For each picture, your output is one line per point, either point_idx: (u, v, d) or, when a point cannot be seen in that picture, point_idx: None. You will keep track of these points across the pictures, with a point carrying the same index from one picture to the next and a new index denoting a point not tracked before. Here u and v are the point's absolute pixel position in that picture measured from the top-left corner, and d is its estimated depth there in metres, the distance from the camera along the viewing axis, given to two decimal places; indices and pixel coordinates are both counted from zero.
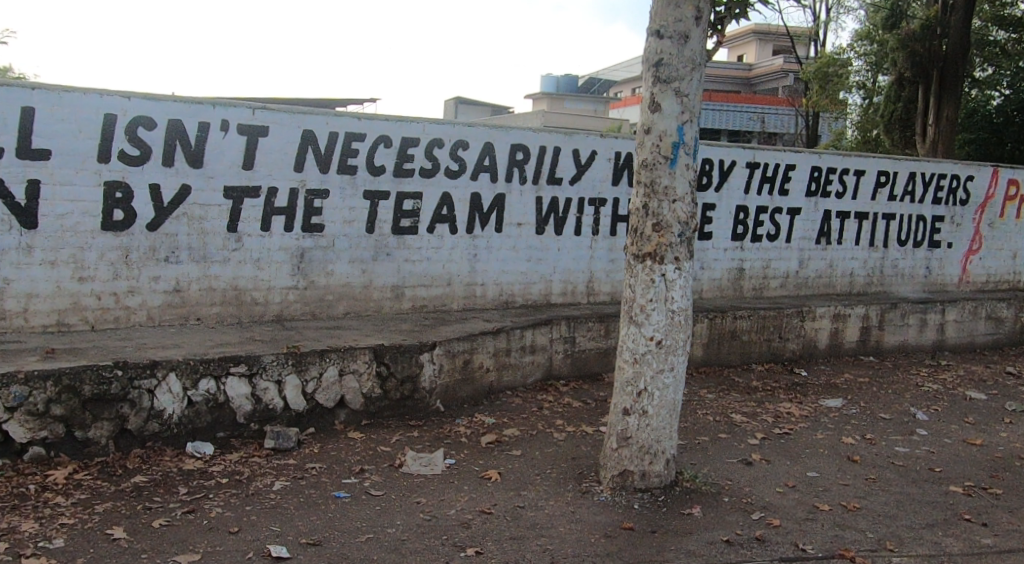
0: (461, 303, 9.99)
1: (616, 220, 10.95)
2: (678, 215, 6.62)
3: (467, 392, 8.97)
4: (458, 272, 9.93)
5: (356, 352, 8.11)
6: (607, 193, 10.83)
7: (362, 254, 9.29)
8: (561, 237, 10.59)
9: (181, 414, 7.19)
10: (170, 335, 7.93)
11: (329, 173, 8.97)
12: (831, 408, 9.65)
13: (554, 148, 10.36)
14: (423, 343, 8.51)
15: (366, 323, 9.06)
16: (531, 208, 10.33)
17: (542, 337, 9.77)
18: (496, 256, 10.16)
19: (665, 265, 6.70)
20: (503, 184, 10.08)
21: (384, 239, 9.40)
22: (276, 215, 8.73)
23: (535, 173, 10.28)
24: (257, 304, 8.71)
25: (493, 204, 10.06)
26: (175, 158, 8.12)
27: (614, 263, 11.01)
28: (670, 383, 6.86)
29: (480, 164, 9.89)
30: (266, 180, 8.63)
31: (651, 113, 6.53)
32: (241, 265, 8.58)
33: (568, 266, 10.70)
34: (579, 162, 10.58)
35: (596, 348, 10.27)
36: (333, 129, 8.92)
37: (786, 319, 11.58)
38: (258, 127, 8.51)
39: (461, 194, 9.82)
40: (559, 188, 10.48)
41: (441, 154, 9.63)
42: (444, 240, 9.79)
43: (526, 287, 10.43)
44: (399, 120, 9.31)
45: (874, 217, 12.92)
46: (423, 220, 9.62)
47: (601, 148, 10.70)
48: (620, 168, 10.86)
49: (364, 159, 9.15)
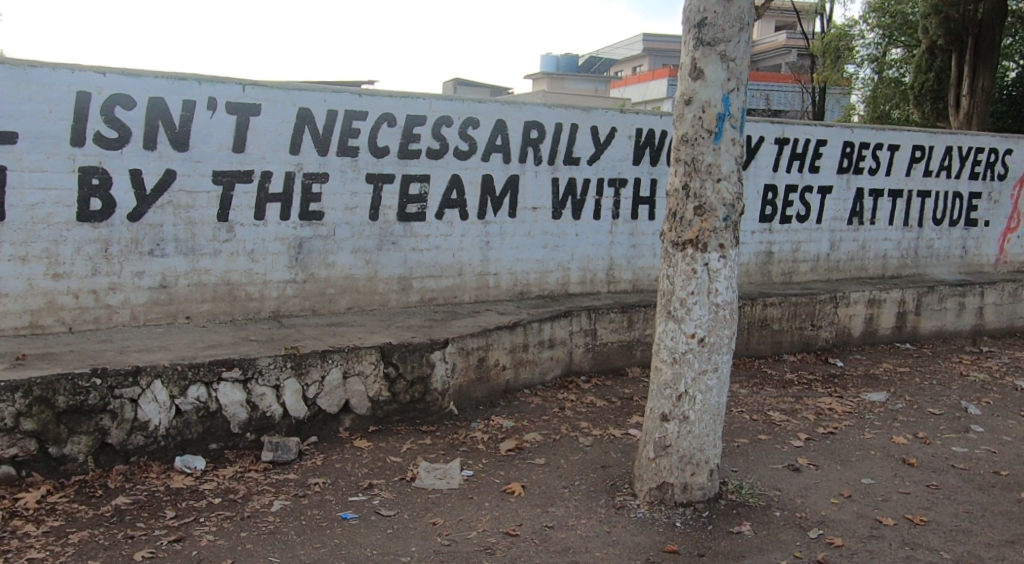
0: (473, 295, 9.26)
1: (637, 202, 10.19)
2: (723, 196, 5.87)
3: (483, 392, 8.27)
4: (470, 261, 9.19)
5: (361, 352, 7.39)
6: (627, 173, 10.07)
7: (366, 244, 8.54)
8: (579, 221, 9.84)
9: (169, 426, 6.47)
10: (156, 337, 7.19)
11: (328, 155, 8.21)
12: (875, 403, 8.92)
13: (571, 126, 9.60)
14: (435, 341, 7.79)
15: (371, 319, 8.32)
16: (547, 191, 9.58)
17: (561, 330, 9.05)
18: (510, 243, 9.42)
19: (709, 253, 5.95)
20: (517, 165, 9.32)
21: (389, 227, 8.65)
22: (271, 202, 7.98)
23: (551, 153, 9.52)
24: (252, 299, 7.97)
25: (507, 187, 9.30)
26: (157, 140, 7.35)
27: (636, 249, 10.27)
28: (714, 385, 6.13)
29: (492, 144, 9.13)
30: (259, 163, 7.87)
31: (692, 81, 5.79)
32: (233, 258, 7.84)
33: (586, 252, 9.96)
34: (599, 140, 9.81)
35: (618, 341, 9.56)
36: (332, 107, 8.17)
37: (818, 305, 10.85)
38: (249, 106, 7.74)
39: (472, 177, 9.06)
40: (577, 169, 9.72)
41: (450, 133, 8.86)
42: (454, 226, 9.04)
43: (542, 276, 9.69)
44: (403, 96, 8.54)
45: (909, 194, 12.13)
46: (431, 205, 8.87)
47: (621, 125, 9.92)
48: (641, 146, 10.10)
49: (365, 140, 8.39)
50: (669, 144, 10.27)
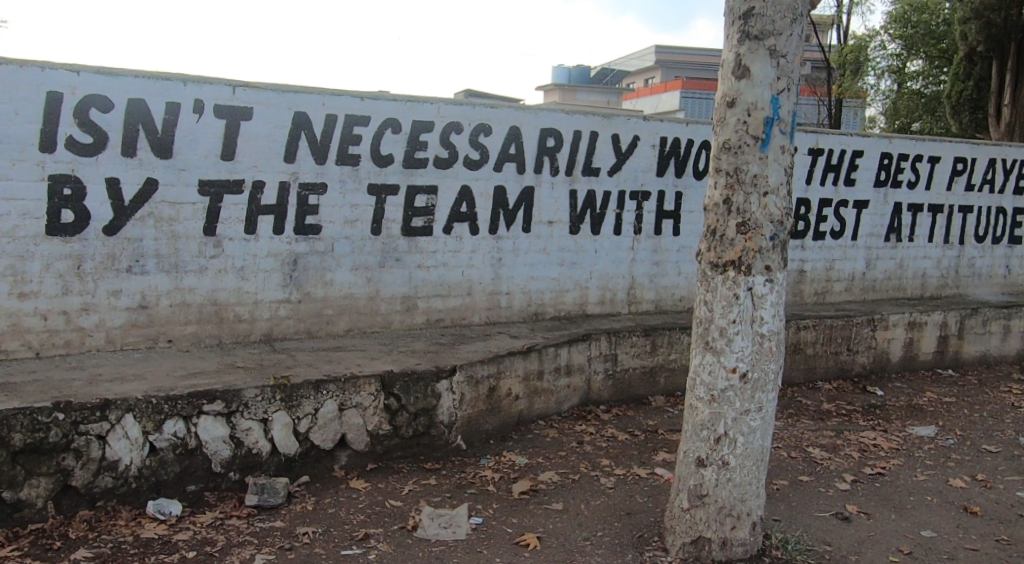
0: (483, 316, 8.54)
1: (661, 216, 9.45)
2: (770, 212, 5.15)
3: (494, 425, 7.54)
4: (480, 279, 8.47)
5: (360, 382, 6.68)
6: (650, 185, 9.34)
7: (367, 260, 7.83)
8: (598, 237, 9.11)
9: (141, 465, 5.76)
10: (132, 364, 6.49)
11: (326, 164, 7.52)
12: (922, 439, 8.15)
13: (591, 134, 8.89)
14: (441, 369, 7.08)
15: (371, 343, 7.62)
16: (565, 203, 8.86)
17: (579, 355, 8.32)
18: (524, 260, 8.69)
19: (753, 276, 5.22)
20: (532, 176, 8.61)
21: (393, 242, 7.95)
22: (263, 215, 7.28)
23: (568, 163, 8.81)
24: (241, 321, 7.27)
25: (521, 200, 8.58)
26: (137, 146, 6.67)
27: (659, 267, 9.53)
28: (757, 426, 5.40)
29: (505, 153, 8.43)
30: (250, 172, 7.18)
31: (736, 80, 5.08)
32: (221, 275, 7.14)
33: (606, 270, 9.22)
34: (620, 149, 9.10)
35: (641, 367, 8.83)
36: (331, 111, 7.49)
37: (855, 328, 10.09)
38: (240, 109, 7.06)
39: (483, 188, 8.36)
40: (597, 180, 9.00)
41: (459, 141, 8.16)
42: (464, 242, 8.33)
43: (559, 295, 8.96)
44: (409, 100, 7.85)
45: (949, 210, 11.37)
46: (438, 219, 8.16)
47: (644, 133, 9.21)
48: (666, 157, 9.37)
49: (367, 147, 7.71)
50: (696, 154, 9.54)
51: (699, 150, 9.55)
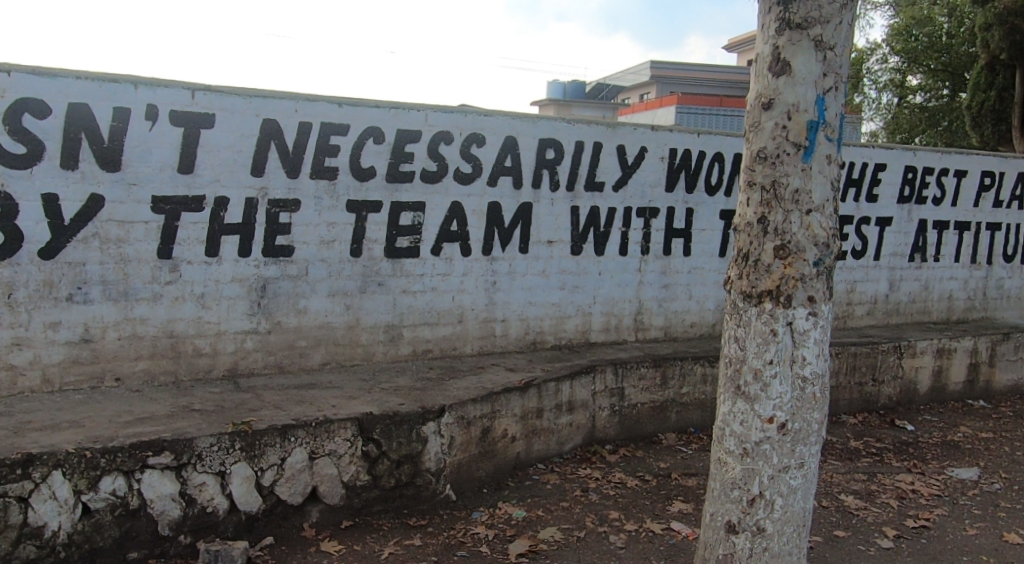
0: (476, 347, 7.71)
1: (671, 235, 8.65)
2: (815, 232, 4.34)
3: (488, 471, 6.70)
4: (473, 306, 7.65)
5: (334, 427, 5.83)
6: (659, 201, 8.54)
7: (346, 285, 7.00)
8: (602, 257, 8.30)
9: (72, 531, 4.98)
10: (71, 407, 5.65)
11: (299, 177, 6.71)
12: (965, 483, 7.35)
13: (594, 145, 8.10)
14: (428, 410, 6.24)
15: (350, 379, 6.78)
16: (566, 221, 8.05)
17: (582, 390, 7.50)
18: (521, 284, 7.87)
19: (794, 309, 4.40)
20: (530, 191, 7.81)
21: (375, 264, 7.12)
22: (227, 235, 6.45)
23: (570, 177, 8.01)
24: (201, 356, 6.44)
25: (517, 218, 7.77)
26: (79, 157, 5.86)
27: (668, 290, 8.72)
28: (799, 486, 4.57)
29: (500, 165, 7.62)
30: (212, 187, 6.35)
31: (774, 77, 4.28)
32: (178, 304, 6.31)
33: (611, 294, 8.40)
34: (626, 161, 8.30)
35: (650, 402, 8.00)
36: (305, 119, 6.68)
37: (881, 356, 9.28)
38: (200, 115, 6.23)
39: (476, 205, 7.55)
40: (601, 196, 8.20)
41: (449, 153, 7.36)
42: (454, 264, 7.51)
43: (559, 322, 8.14)
44: (393, 107, 7.05)
45: (977, 227, 10.59)
46: (426, 238, 7.34)
47: (652, 144, 8.42)
48: (676, 170, 8.59)
49: (346, 159, 6.90)
50: (708, 167, 8.75)
51: (712, 162, 8.77)
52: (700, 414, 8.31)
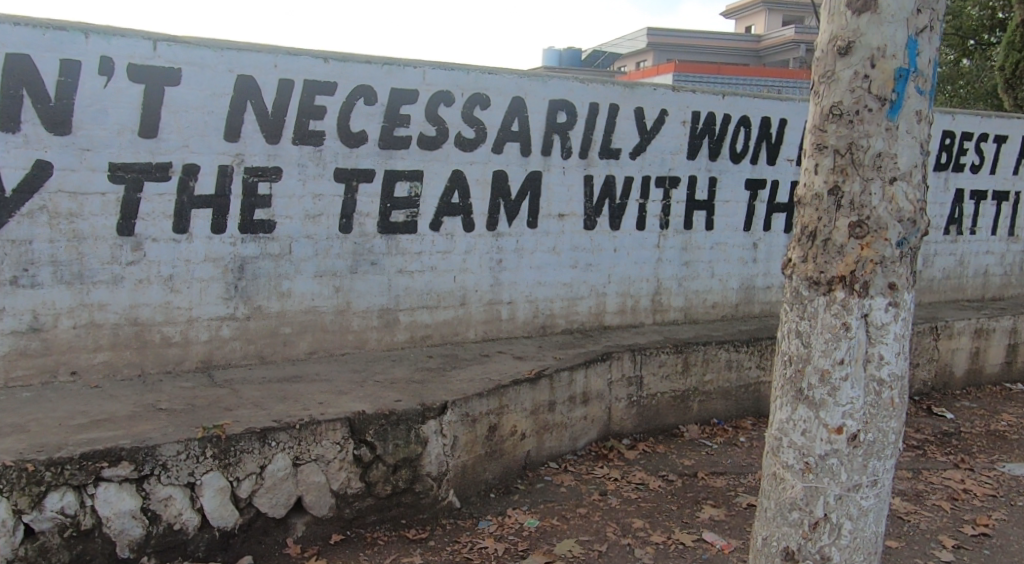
0: (479, 332, 6.97)
1: (692, 208, 7.88)
2: (899, 206, 3.58)
3: (495, 472, 6.00)
4: (476, 287, 6.90)
5: (322, 428, 5.09)
6: (680, 170, 7.76)
7: (334, 264, 6.25)
8: (618, 232, 7.54)
9: (12, 557, 4.24)
10: (16, 407, 4.91)
11: (281, 142, 5.92)
12: (1019, 481, 6.68)
13: (610, 107, 7.30)
14: (429, 407, 5.51)
15: (340, 372, 6.04)
16: (578, 193, 7.29)
17: (597, 379, 6.79)
18: (529, 262, 7.12)
19: (871, 298, 3.65)
20: (539, 159, 7.04)
21: (367, 241, 6.36)
22: (198, 208, 5.67)
23: (583, 142, 7.23)
24: (170, 345, 5.68)
25: (525, 188, 7.00)
26: (21, 118, 5.08)
27: (689, 268, 7.97)
28: (871, 507, 3.85)
29: (507, 130, 6.84)
30: (179, 153, 5.56)
31: (853, 15, 3.52)
32: (142, 287, 5.55)
33: (627, 272, 7.66)
34: (645, 126, 7.51)
35: (670, 391, 7.29)
36: (286, 75, 5.87)
37: (917, 338, 8.57)
38: (165, 70, 5.43)
39: (479, 174, 6.78)
40: (617, 164, 7.43)
41: (450, 115, 6.57)
42: (456, 240, 6.75)
43: (571, 304, 7.41)
44: (387, 63, 6.25)
45: (1015, 197, 9.85)
46: (424, 212, 6.57)
47: (673, 107, 7.62)
48: (698, 136, 7.80)
49: (334, 122, 6.10)
50: (733, 132, 7.96)
51: (737, 127, 7.98)
52: (724, 403, 7.60)
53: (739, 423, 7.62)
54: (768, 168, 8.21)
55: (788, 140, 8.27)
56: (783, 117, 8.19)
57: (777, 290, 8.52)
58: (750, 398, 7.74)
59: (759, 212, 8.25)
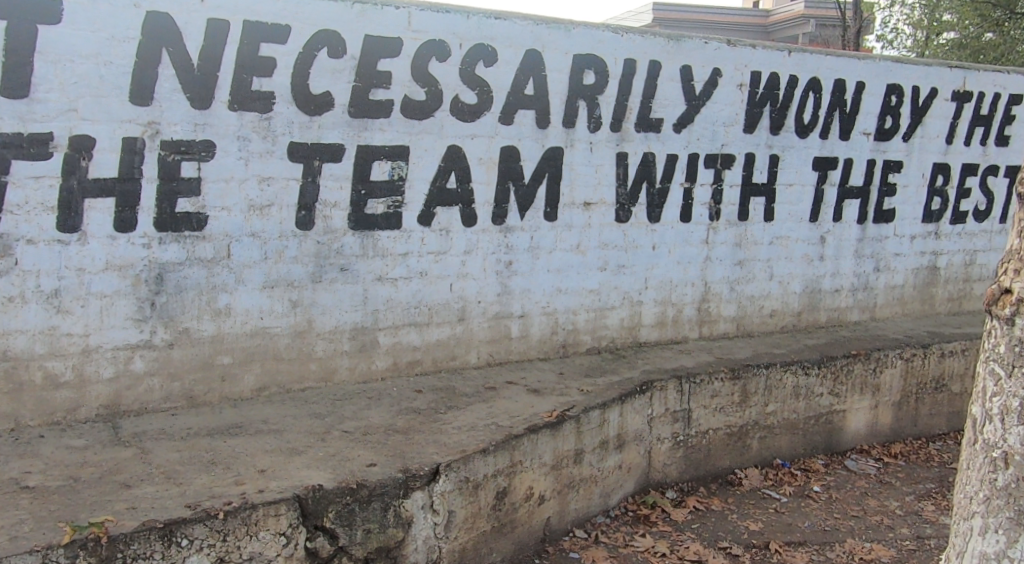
0: (482, 355, 5.44)
1: (749, 193, 6.31)
2: None
3: (505, 553, 4.48)
4: (479, 297, 5.36)
5: (258, 515, 3.53)
6: (735, 146, 6.18)
7: (290, 271, 4.72)
8: (658, 225, 5.98)
9: None
10: None
11: (212, 107, 4.36)
12: None
13: (649, 65, 5.71)
14: (413, 474, 3.97)
15: (296, 417, 4.50)
16: (609, 175, 5.71)
17: (634, 416, 5.28)
18: (546, 264, 5.57)
19: None
20: (559, 132, 5.47)
21: (334, 240, 4.82)
22: (94, 198, 4.13)
23: (616, 111, 5.65)
24: (60, 387, 4.15)
25: (541, 169, 5.44)
26: None
27: (743, 269, 6.41)
28: None
29: (518, 93, 5.26)
30: (63, 120, 4.01)
31: None
32: (14, 308, 4.02)
33: (668, 275, 6.10)
34: (693, 90, 5.91)
35: (725, 427, 5.75)
36: (217, 15, 4.31)
37: None
38: (39, 3, 3.91)
39: (483, 150, 5.21)
40: (658, 138, 5.85)
41: (444, 73, 5.00)
42: (452, 237, 5.20)
43: (599, 317, 5.87)
44: (358, 2, 4.69)
45: None
46: (410, 201, 5.02)
47: (728, 65, 6.02)
48: (759, 103, 6.20)
49: (287, 81, 4.55)
50: (801, 98, 6.36)
51: (806, 92, 6.37)
52: (790, 440, 6.05)
53: (809, 464, 6.09)
54: (841, 143, 6.61)
55: (866, 108, 6.66)
56: (861, 79, 6.58)
57: (846, 295, 6.96)
58: (822, 432, 6.18)
59: (829, 198, 6.67)
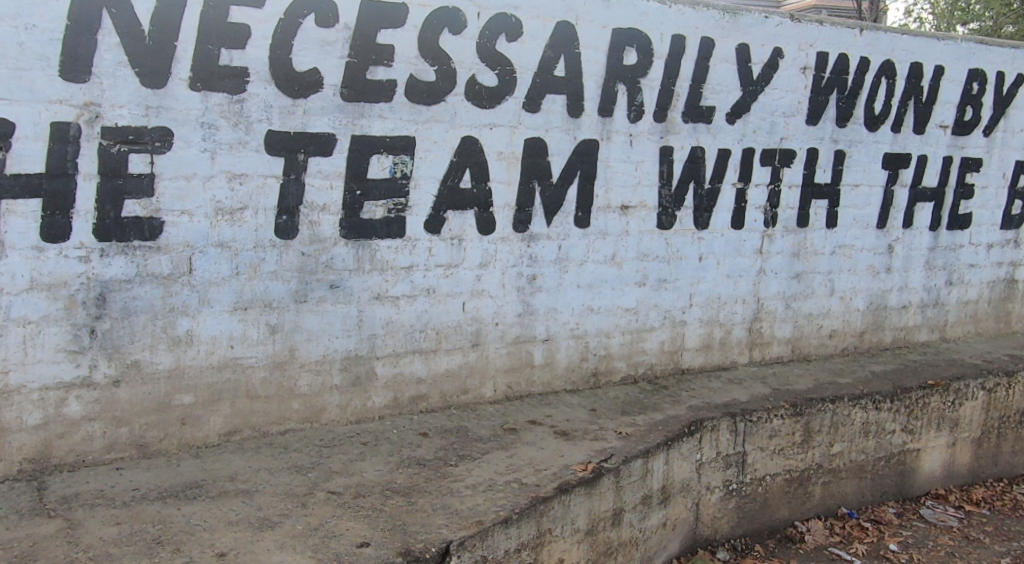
0: (499, 388, 4.57)
1: (811, 194, 5.41)
2: None
3: None
4: (496, 318, 4.48)
5: None
6: (796, 139, 5.28)
7: (267, 290, 3.84)
8: (706, 232, 5.09)
9: None
10: None
11: (169, 85, 3.49)
12: None
13: (701, 43, 4.81)
14: (416, 558, 3.10)
15: (272, 471, 3.64)
16: (651, 173, 4.82)
17: (681, 463, 4.40)
18: (575, 279, 4.69)
19: None
20: (594, 121, 4.58)
21: (322, 251, 3.94)
22: (13, 199, 3.29)
23: (660, 97, 4.75)
24: None
25: (572, 166, 4.55)
26: None
27: (801, 283, 5.52)
28: None
29: (547, 74, 4.37)
30: None
31: None
32: None
33: (716, 290, 5.21)
34: (750, 74, 5.01)
35: (784, 473, 4.88)
36: None
37: None
38: None
39: (504, 143, 4.33)
40: (708, 130, 4.95)
41: (458, 49, 4.12)
42: (466, 247, 4.31)
43: (636, 340, 4.99)
44: None
45: None
46: (416, 204, 4.14)
47: (791, 45, 5.12)
48: (825, 89, 5.30)
49: (264, 55, 3.67)
50: (872, 84, 5.46)
51: (877, 78, 5.47)
52: (858, 485, 5.18)
53: (879, 514, 5.22)
54: (915, 138, 5.71)
55: (944, 98, 5.76)
56: (940, 63, 5.67)
57: (914, 312, 6.06)
58: (893, 476, 5.31)
59: (899, 201, 5.76)
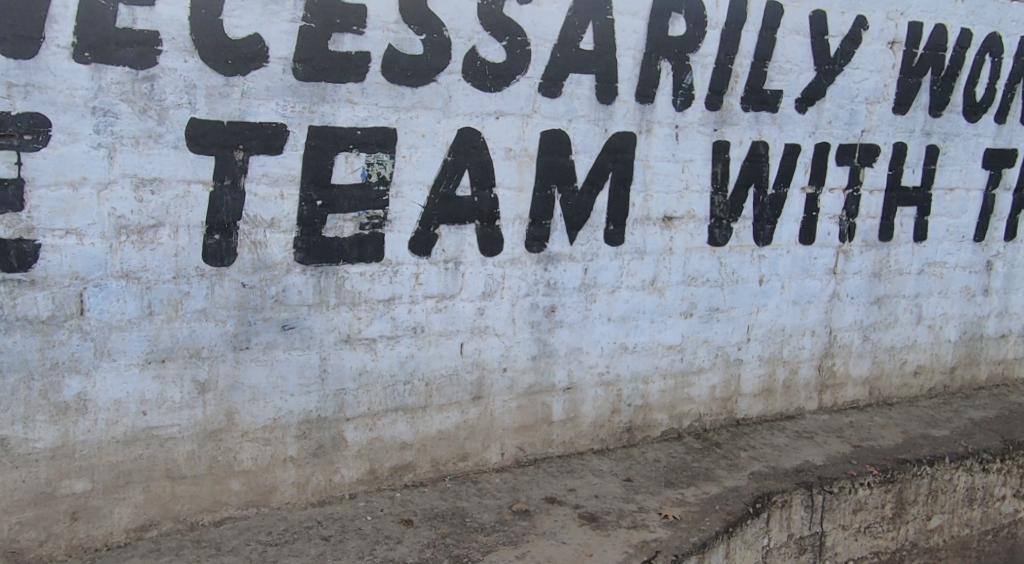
0: (508, 451, 3.56)
1: (897, 200, 4.35)
2: None
3: None
4: (504, 363, 3.47)
5: None
6: (880, 131, 4.22)
7: (193, 335, 2.84)
8: (770, 249, 4.04)
9: None
10: None
11: (40, 55, 2.50)
12: None
13: (766, 9, 3.76)
14: None
15: None
16: (702, 174, 3.78)
17: (746, 554, 3.37)
18: (606, 311, 3.67)
19: None
20: (631, 109, 3.55)
21: (269, 282, 2.94)
22: None
23: (715, 77, 3.71)
24: None
25: (602, 166, 3.52)
26: None
27: (882, 310, 4.46)
28: None
29: (570, 47, 3.35)
30: None
31: None
32: None
33: (780, 321, 4.17)
34: (826, 49, 3.96)
35: (871, 556, 3.85)
36: None
37: None
38: None
39: (514, 136, 3.31)
40: (774, 120, 3.91)
41: (453, 11, 3.10)
42: (465, 272, 3.30)
43: (681, 386, 3.96)
44: None
45: None
46: (398, 216, 3.13)
47: (877, 12, 4.06)
48: (917, 69, 4.24)
49: (183, 17, 2.67)
50: (972, 63, 4.39)
51: (979, 55, 4.40)
52: None
53: None
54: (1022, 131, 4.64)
55: None
56: None
57: (1015, 341, 4.99)
58: (1000, 552, 4.27)
59: (1001, 207, 4.69)
